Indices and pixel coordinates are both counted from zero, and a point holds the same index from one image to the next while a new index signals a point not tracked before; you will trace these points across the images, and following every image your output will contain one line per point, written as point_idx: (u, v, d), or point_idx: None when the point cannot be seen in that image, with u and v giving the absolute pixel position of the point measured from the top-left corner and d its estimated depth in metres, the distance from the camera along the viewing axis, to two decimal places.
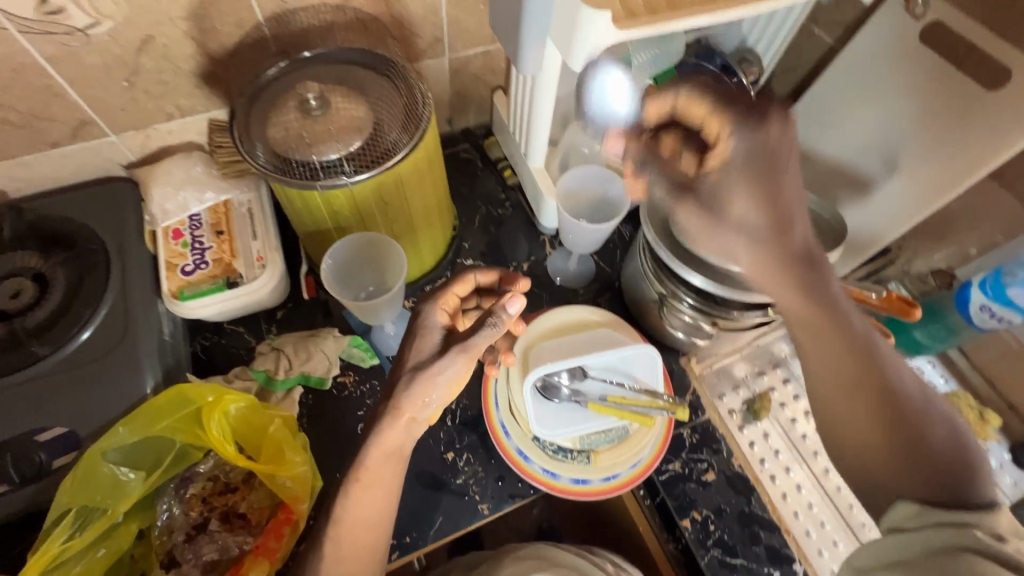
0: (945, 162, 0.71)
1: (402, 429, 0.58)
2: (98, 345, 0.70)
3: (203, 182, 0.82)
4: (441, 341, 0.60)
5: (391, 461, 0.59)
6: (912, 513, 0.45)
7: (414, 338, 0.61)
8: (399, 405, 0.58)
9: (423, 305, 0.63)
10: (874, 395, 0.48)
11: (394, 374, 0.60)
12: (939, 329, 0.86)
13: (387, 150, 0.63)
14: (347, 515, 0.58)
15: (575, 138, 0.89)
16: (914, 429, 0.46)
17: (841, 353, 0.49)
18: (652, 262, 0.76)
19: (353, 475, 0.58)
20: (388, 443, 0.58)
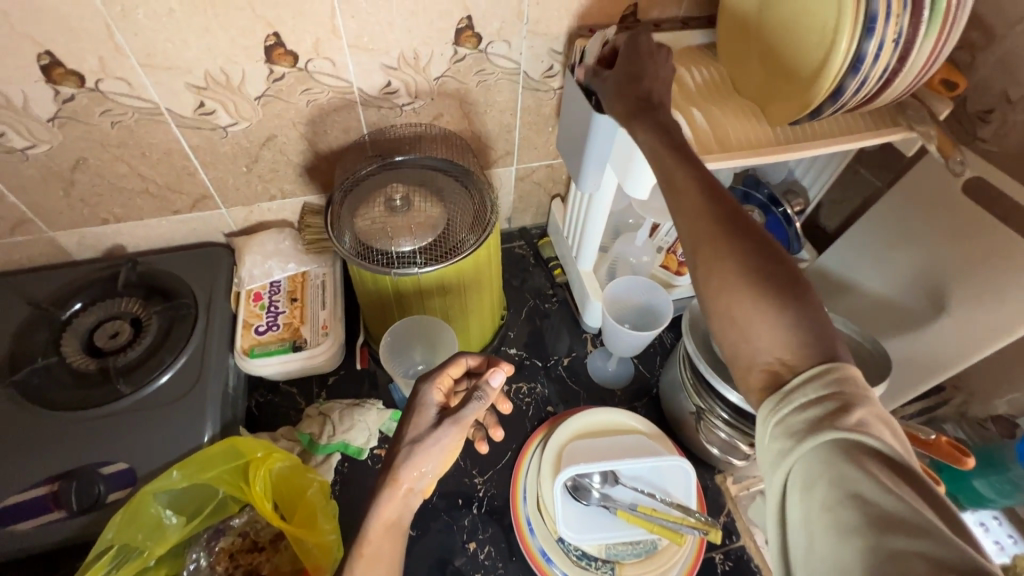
0: (993, 309, 0.71)
1: (401, 502, 0.54)
2: (172, 389, 0.77)
3: (288, 254, 0.93)
4: (435, 416, 0.59)
5: (392, 536, 0.55)
6: (778, 407, 0.41)
7: (409, 413, 0.59)
8: (395, 476, 0.54)
9: (420, 381, 0.62)
10: (758, 256, 0.45)
11: (389, 450, 0.57)
12: (1002, 481, 0.81)
13: (455, 246, 0.72)
14: None
15: (624, 247, 0.95)
16: (781, 269, 0.45)
17: (708, 216, 0.48)
18: (690, 374, 0.77)
19: (355, 550, 0.53)
20: (388, 515, 0.54)
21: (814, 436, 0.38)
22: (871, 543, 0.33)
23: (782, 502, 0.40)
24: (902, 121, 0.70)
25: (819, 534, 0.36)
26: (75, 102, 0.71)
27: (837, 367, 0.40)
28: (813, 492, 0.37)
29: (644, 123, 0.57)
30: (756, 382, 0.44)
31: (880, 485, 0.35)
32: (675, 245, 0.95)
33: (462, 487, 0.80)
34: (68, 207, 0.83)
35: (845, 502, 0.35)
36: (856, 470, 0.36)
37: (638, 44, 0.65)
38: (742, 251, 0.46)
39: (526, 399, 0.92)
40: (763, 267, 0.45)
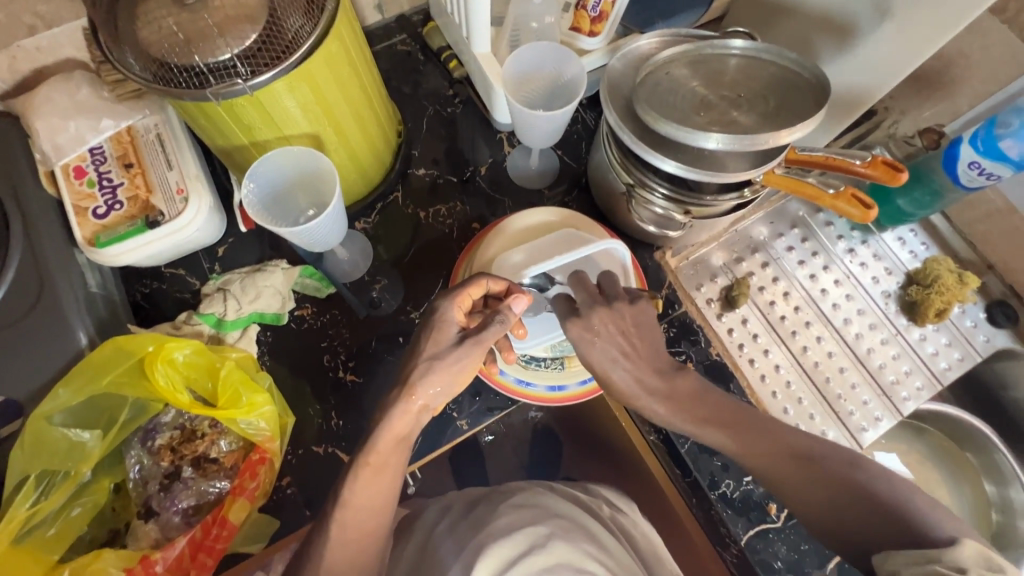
0: (944, 0, 0.60)
1: (414, 416, 0.54)
2: (16, 305, 0.63)
3: (95, 108, 0.70)
4: (458, 336, 0.57)
5: (401, 446, 0.55)
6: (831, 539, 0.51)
7: (429, 330, 0.56)
8: (412, 388, 0.54)
9: (438, 297, 0.57)
10: (801, 461, 0.52)
11: (407, 363, 0.56)
12: (924, 194, 0.82)
13: (290, 42, 0.53)
14: (351, 497, 0.52)
15: (524, 9, 0.75)
16: (838, 479, 0.50)
17: (783, 455, 0.52)
18: (618, 151, 0.68)
19: (363, 458, 0.53)
20: (400, 428, 0.54)
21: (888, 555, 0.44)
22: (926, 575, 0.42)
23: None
24: None
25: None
26: None
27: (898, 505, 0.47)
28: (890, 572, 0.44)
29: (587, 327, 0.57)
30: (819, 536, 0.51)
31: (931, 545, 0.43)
32: None
33: (400, 325, 0.78)
34: None
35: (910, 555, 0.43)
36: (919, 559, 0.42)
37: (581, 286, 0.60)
38: (791, 464, 0.52)
39: (448, 221, 0.84)
40: (818, 479, 0.50)
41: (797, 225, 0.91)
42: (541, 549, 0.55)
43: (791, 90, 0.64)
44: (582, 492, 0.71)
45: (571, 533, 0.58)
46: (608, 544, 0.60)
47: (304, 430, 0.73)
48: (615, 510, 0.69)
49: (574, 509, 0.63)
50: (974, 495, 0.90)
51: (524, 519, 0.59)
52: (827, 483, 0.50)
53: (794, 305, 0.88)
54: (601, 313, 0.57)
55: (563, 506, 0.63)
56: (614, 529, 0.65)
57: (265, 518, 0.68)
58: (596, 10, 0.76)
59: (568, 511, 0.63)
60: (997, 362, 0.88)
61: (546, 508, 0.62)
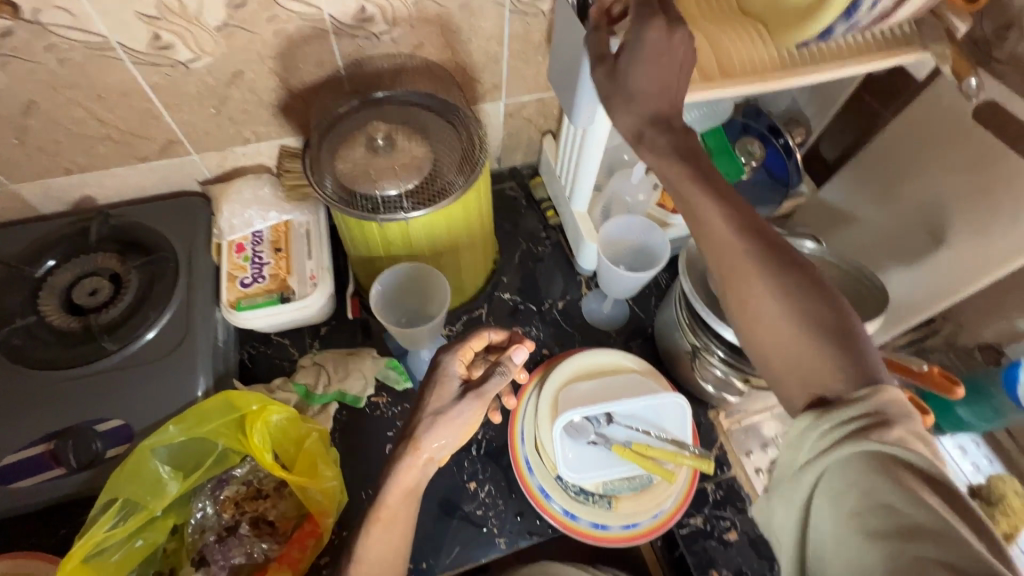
0: (995, 240, 0.70)
1: (419, 468, 0.59)
2: (160, 344, 0.75)
3: (269, 202, 0.88)
4: (458, 389, 0.63)
5: (408, 500, 0.60)
6: (818, 423, 0.43)
7: (432, 385, 0.63)
8: (417, 443, 0.60)
9: (441, 354, 0.65)
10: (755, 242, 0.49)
11: (413, 419, 0.62)
12: (986, 410, 0.83)
13: (444, 189, 0.68)
14: (365, 554, 0.59)
15: (620, 185, 0.91)
16: (826, 300, 0.47)
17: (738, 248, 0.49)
18: (687, 314, 0.77)
19: (372, 514, 0.59)
20: (405, 482, 0.59)
21: (855, 444, 0.40)
22: (893, 550, 0.37)
23: (805, 506, 0.43)
24: (917, 40, 0.65)
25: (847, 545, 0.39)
26: (14, 37, 0.64)
27: (876, 393, 0.42)
28: (844, 500, 0.40)
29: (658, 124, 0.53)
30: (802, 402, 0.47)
31: (917, 500, 0.37)
32: None
33: None
34: (26, 156, 0.77)
35: (872, 512, 0.38)
36: (893, 487, 0.38)
37: (645, 37, 0.52)
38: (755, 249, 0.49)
39: None
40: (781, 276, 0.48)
41: None
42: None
43: (851, 292, 0.73)
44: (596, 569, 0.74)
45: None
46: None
47: (351, 511, 0.76)
48: None
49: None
50: None
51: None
52: (794, 282, 0.48)
53: None
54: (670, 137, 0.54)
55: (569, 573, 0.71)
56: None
57: None
58: None
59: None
60: None
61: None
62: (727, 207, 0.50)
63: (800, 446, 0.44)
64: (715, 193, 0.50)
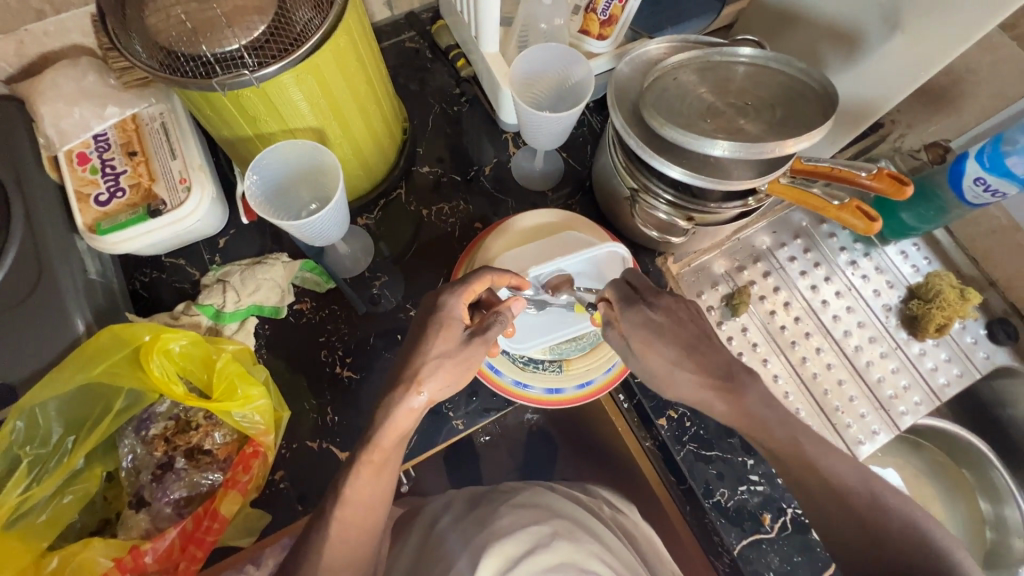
0: (955, 15, 0.60)
1: (415, 413, 0.55)
2: (13, 291, 0.63)
3: (101, 95, 0.70)
4: (464, 334, 0.57)
5: (400, 443, 0.56)
6: None
7: (434, 328, 0.57)
8: (417, 383, 0.55)
9: (445, 295, 0.58)
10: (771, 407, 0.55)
11: (411, 360, 0.56)
12: (929, 210, 0.81)
13: (297, 35, 0.53)
14: (351, 496, 0.54)
15: (532, 10, 0.75)
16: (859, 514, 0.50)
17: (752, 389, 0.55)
18: (623, 156, 0.68)
19: (364, 455, 0.55)
20: (401, 426, 0.55)
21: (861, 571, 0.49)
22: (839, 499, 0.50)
23: None
24: None
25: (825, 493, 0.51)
26: None
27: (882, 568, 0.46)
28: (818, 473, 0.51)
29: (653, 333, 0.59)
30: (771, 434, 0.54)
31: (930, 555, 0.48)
32: (594, 0, 0.76)
33: (397, 322, 0.77)
34: None
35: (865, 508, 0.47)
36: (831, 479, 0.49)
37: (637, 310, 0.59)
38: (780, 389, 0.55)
39: (450, 221, 0.83)
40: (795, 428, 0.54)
41: (800, 235, 0.91)
42: (545, 548, 0.55)
43: (797, 99, 0.64)
44: (581, 492, 0.71)
45: (575, 534, 0.58)
46: (611, 542, 0.60)
47: (300, 424, 0.72)
48: (616, 510, 0.69)
49: (578, 511, 0.63)
50: (968, 513, 0.90)
51: (528, 518, 0.59)
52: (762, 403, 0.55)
53: (795, 315, 0.87)
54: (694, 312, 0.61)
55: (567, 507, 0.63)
56: (613, 526, 0.65)
57: (257, 513, 0.67)
58: (606, 14, 0.76)
59: (570, 512, 0.62)
60: (997, 380, 0.88)
61: (549, 508, 0.62)
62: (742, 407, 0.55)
63: None
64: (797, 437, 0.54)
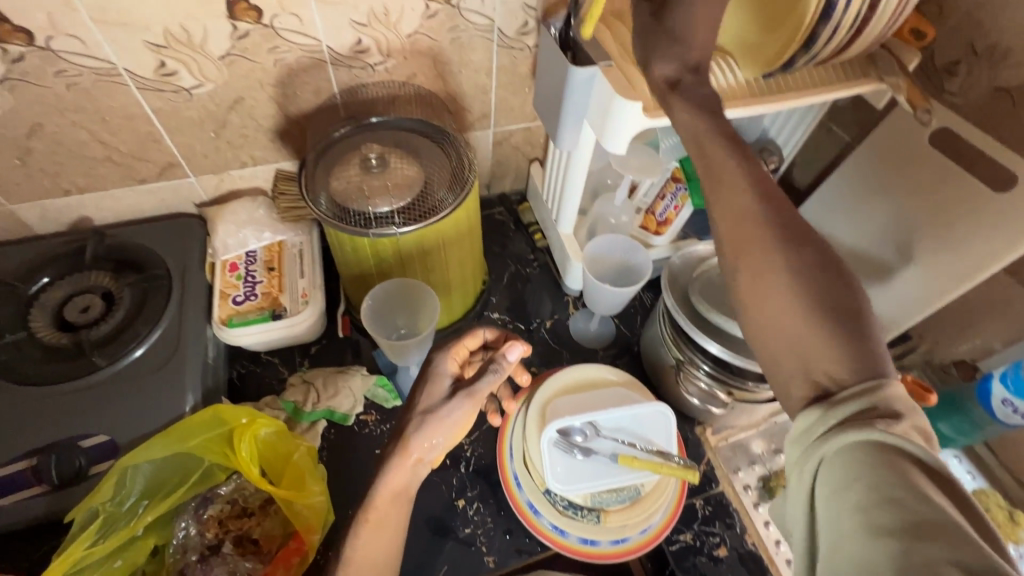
0: (956, 256, 0.74)
1: (410, 470, 0.59)
2: (149, 361, 0.76)
3: (263, 223, 0.90)
4: (450, 388, 0.63)
5: (398, 503, 0.60)
6: (822, 427, 0.40)
7: (424, 385, 0.64)
8: (407, 447, 0.59)
9: (433, 353, 0.66)
10: (768, 193, 0.48)
11: (403, 419, 0.62)
12: (963, 422, 0.86)
13: (434, 206, 0.71)
14: (355, 554, 0.57)
15: (604, 207, 0.95)
16: (837, 283, 0.44)
17: (759, 223, 0.47)
18: (671, 329, 0.79)
19: (363, 515, 0.59)
20: (395, 482, 0.59)
21: (854, 438, 0.38)
22: (900, 549, 0.33)
23: (813, 510, 0.40)
24: (872, 72, 0.71)
25: (850, 537, 0.36)
26: (25, 62, 0.67)
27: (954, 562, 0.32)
28: (848, 495, 0.37)
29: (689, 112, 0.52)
30: (800, 393, 0.44)
31: (923, 498, 0.34)
32: (654, 206, 0.94)
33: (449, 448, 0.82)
34: (26, 176, 0.79)
35: (881, 506, 0.35)
36: (897, 476, 0.35)
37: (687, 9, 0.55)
38: (779, 236, 0.46)
39: None
40: (813, 261, 0.45)
41: None
42: None
43: None
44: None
45: None
46: None
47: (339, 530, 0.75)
48: None
49: None
50: None
51: None
52: (809, 255, 0.45)
53: None
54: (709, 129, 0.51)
55: None
56: None
57: None
58: (663, 216, 0.93)
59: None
60: None
61: None
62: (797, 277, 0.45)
63: (806, 457, 0.41)
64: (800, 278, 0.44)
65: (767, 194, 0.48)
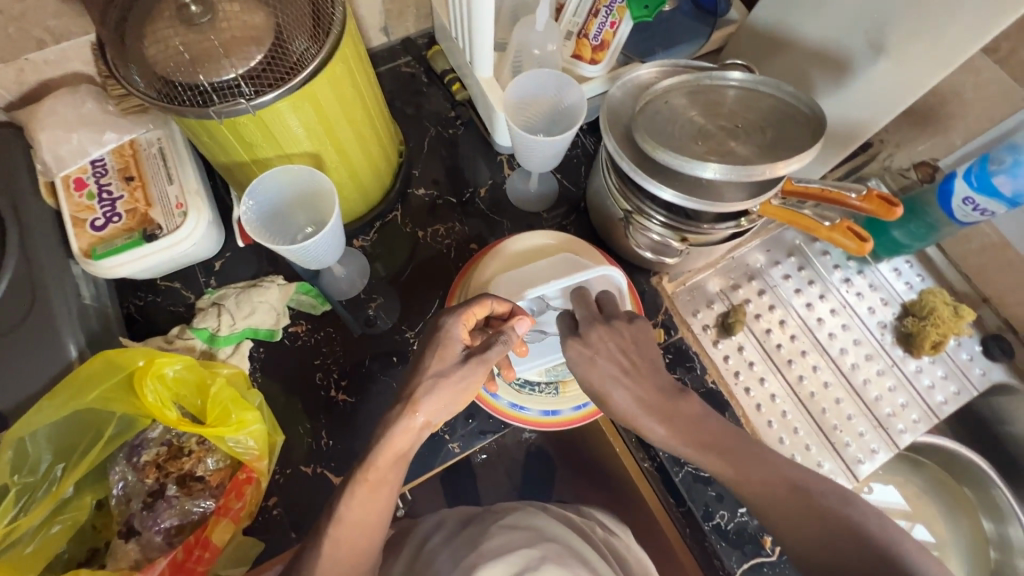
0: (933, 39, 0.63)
1: (414, 433, 0.53)
2: (8, 316, 0.63)
3: (99, 121, 0.71)
4: (463, 353, 0.56)
5: (397, 464, 0.54)
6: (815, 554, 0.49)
7: (432, 347, 0.55)
8: (416, 406, 0.53)
9: (443, 315, 0.57)
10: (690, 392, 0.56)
11: (409, 380, 0.55)
12: (919, 227, 0.82)
13: (294, 64, 0.54)
14: (350, 516, 0.51)
15: (526, 35, 0.76)
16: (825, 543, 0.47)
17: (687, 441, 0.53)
18: (617, 178, 0.69)
19: (361, 474, 0.52)
20: (398, 446, 0.53)
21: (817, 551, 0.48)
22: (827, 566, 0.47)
23: None
24: None
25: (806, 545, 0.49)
26: None
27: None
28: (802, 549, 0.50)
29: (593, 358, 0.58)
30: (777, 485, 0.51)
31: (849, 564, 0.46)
32: (586, 26, 0.78)
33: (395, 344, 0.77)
34: None
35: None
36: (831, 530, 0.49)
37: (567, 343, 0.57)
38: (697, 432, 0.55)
39: (446, 242, 0.84)
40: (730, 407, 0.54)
41: (794, 253, 0.91)
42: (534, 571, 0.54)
43: (787, 122, 0.65)
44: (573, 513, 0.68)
45: (564, 558, 0.56)
46: (598, 562, 0.59)
47: (294, 449, 0.72)
48: (608, 531, 0.68)
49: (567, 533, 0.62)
50: (971, 530, 0.90)
51: (519, 540, 0.58)
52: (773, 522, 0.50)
53: (791, 334, 0.88)
54: (601, 330, 0.58)
55: (556, 528, 0.62)
56: (603, 548, 0.63)
57: (248, 542, 0.65)
58: (598, 39, 0.78)
59: (558, 532, 0.61)
60: (993, 396, 0.88)
61: (539, 530, 0.61)
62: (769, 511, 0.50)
63: None
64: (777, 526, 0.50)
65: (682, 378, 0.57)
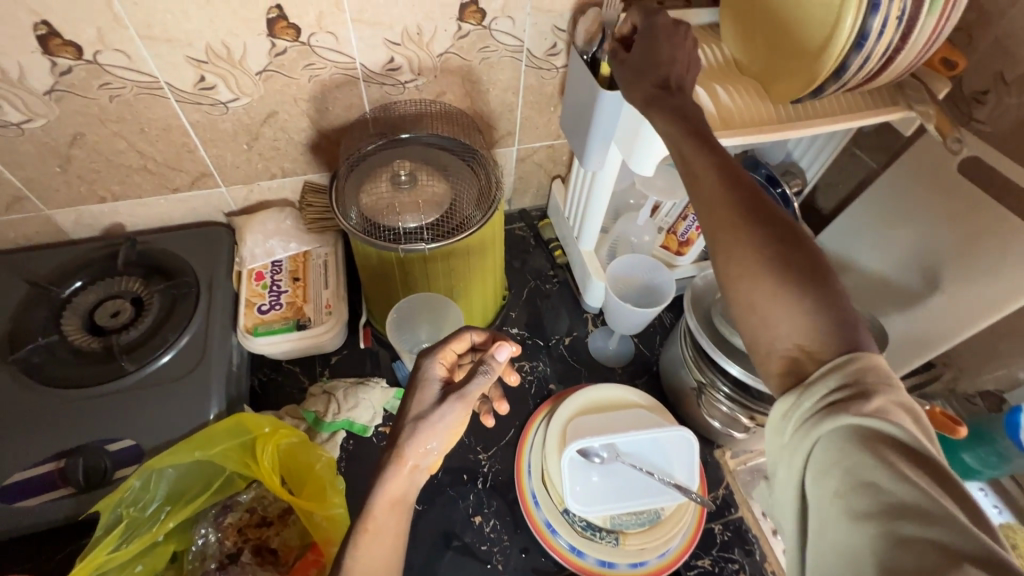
0: (988, 286, 0.73)
1: (407, 478, 0.53)
2: (176, 368, 0.77)
3: (290, 234, 0.92)
4: (440, 391, 0.58)
5: (395, 511, 0.53)
6: (800, 399, 0.42)
7: (412, 391, 0.59)
8: (401, 452, 0.53)
9: (422, 356, 0.61)
10: (741, 195, 0.49)
11: (394, 428, 0.56)
12: (990, 454, 0.84)
13: (461, 223, 0.72)
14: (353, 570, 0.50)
15: (627, 227, 0.96)
16: (800, 246, 0.46)
17: (727, 201, 0.49)
18: (692, 350, 0.79)
19: (357, 525, 0.52)
20: (395, 490, 0.53)
21: (833, 420, 0.39)
22: (882, 531, 0.35)
23: (802, 489, 0.41)
24: (902, 100, 0.71)
25: (834, 522, 0.38)
26: (73, 75, 0.69)
27: (859, 358, 0.41)
28: (828, 481, 0.39)
29: (662, 109, 0.56)
30: (777, 368, 0.46)
31: (898, 475, 0.36)
32: (675, 225, 0.93)
33: (467, 462, 0.82)
34: (65, 183, 0.81)
35: (858, 490, 0.37)
36: (876, 460, 0.37)
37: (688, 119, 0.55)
38: (716, 168, 0.51)
39: (528, 378, 0.94)
40: (772, 231, 0.47)
41: None
42: None
43: None
44: None
45: None
46: None
47: None
48: None
49: None
50: None
51: None
52: (776, 231, 0.47)
53: None
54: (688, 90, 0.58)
55: None
56: None
57: None
58: (684, 236, 0.92)
59: None
60: None
61: None
62: (767, 239, 0.46)
63: (781, 433, 0.43)
64: (780, 277, 0.45)
65: (734, 174, 0.50)
